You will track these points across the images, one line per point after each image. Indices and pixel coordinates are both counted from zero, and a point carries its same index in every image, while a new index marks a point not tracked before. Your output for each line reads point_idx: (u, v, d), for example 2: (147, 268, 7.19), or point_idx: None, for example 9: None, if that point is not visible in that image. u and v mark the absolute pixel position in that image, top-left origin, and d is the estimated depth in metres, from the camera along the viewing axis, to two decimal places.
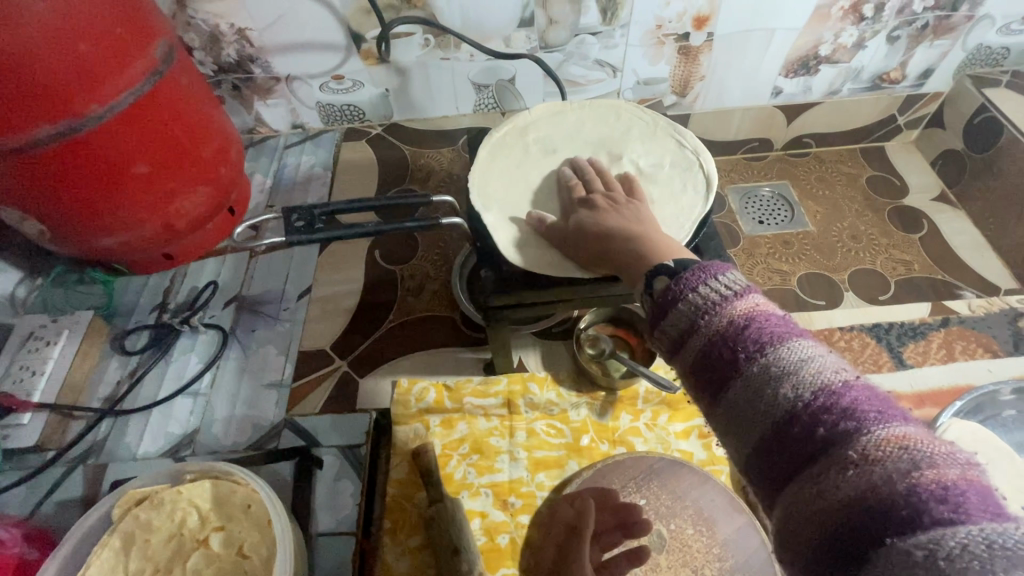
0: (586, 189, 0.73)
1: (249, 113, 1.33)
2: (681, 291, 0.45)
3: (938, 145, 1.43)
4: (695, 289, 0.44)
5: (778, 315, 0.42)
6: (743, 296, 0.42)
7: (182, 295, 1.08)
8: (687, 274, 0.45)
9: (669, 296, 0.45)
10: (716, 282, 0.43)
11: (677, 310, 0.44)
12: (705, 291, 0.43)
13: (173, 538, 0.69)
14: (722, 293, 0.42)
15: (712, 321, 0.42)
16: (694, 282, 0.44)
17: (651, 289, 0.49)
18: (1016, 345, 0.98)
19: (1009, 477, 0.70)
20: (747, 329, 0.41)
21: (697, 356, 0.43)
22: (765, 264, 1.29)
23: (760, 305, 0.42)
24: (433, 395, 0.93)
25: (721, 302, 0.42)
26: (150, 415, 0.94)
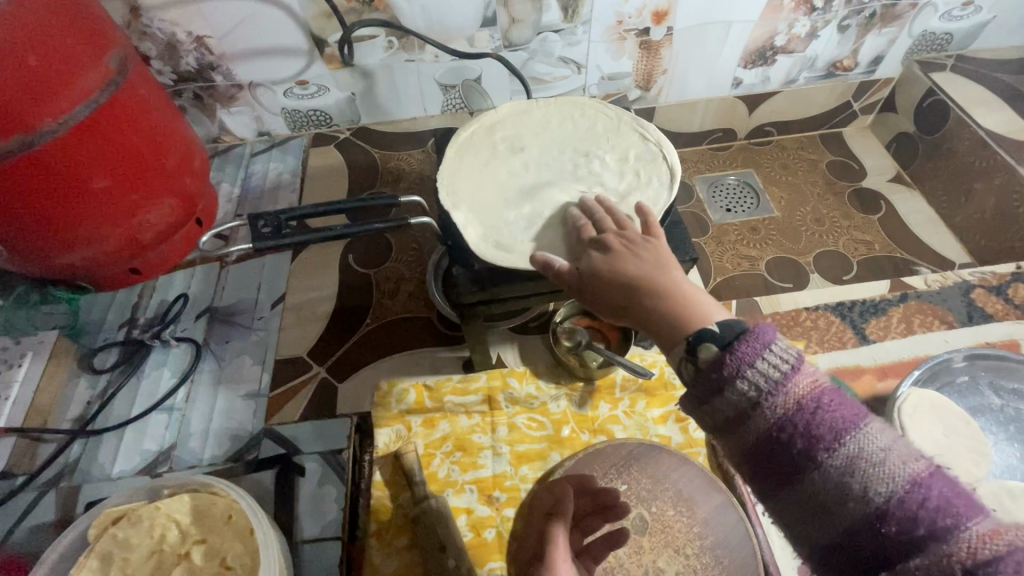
0: (596, 230, 0.67)
1: (212, 122, 1.31)
2: (735, 370, 0.44)
3: (892, 128, 1.49)
4: (752, 364, 0.43)
5: (838, 393, 0.44)
6: (803, 374, 0.43)
7: (151, 310, 1.06)
8: (736, 348, 0.45)
9: (722, 373, 0.44)
10: (772, 356, 0.44)
11: (732, 390, 0.44)
12: (765, 370, 0.43)
13: (153, 555, 0.68)
14: (781, 373, 0.43)
15: (778, 406, 0.43)
16: (750, 356, 0.44)
17: (693, 356, 0.47)
18: (969, 315, 1.03)
19: (966, 440, 0.74)
20: (824, 417, 0.42)
21: (761, 440, 0.44)
22: (734, 251, 1.33)
23: (821, 384, 0.43)
24: (413, 396, 0.93)
25: (781, 382, 0.43)
26: (123, 433, 0.92)
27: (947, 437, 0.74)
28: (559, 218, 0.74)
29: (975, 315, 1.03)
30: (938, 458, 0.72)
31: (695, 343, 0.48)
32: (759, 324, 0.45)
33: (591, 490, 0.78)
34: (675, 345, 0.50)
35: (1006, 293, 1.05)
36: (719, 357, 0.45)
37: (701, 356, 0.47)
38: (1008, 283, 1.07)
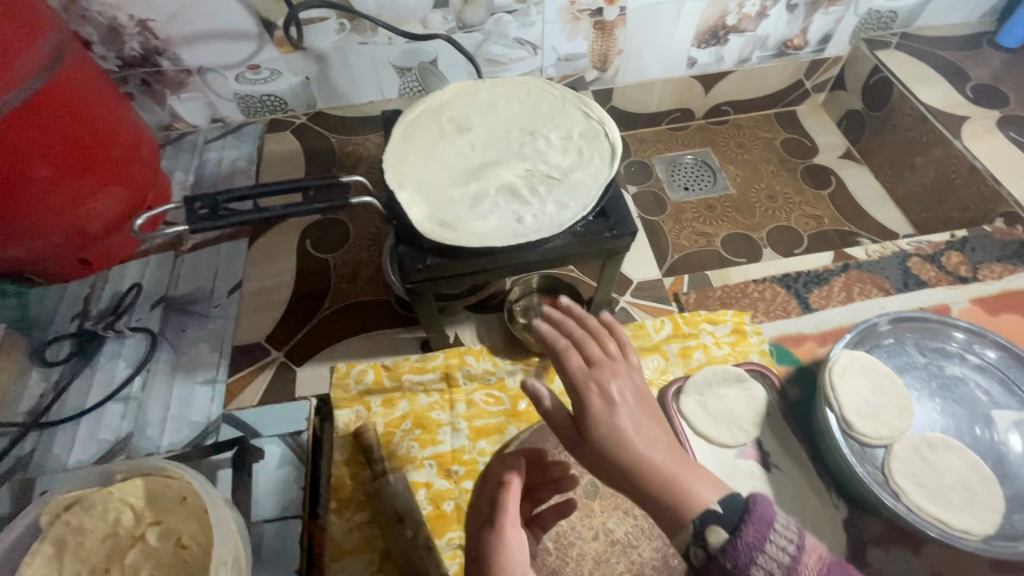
0: (577, 353, 0.63)
1: (163, 109, 1.28)
2: (750, 555, 0.48)
3: (842, 106, 1.53)
4: (761, 550, 0.48)
5: (829, 557, 0.50)
6: (805, 552, 0.49)
7: (104, 301, 1.05)
8: (745, 533, 0.49)
9: (737, 563, 0.48)
10: (776, 538, 0.49)
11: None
12: (778, 556, 0.48)
13: (108, 539, 0.68)
14: (786, 548, 0.48)
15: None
16: (757, 542, 0.48)
17: (701, 541, 0.50)
18: (904, 283, 1.09)
19: (890, 397, 0.79)
20: None
21: None
22: (691, 228, 1.35)
23: (817, 553, 0.49)
24: (372, 376, 0.95)
25: (788, 558, 0.48)
26: (78, 424, 0.92)
27: (873, 395, 0.79)
28: (504, 195, 0.76)
29: (910, 283, 1.09)
30: (861, 414, 0.77)
31: (701, 527, 0.51)
32: (757, 501, 0.50)
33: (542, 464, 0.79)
34: (675, 540, 0.52)
35: (940, 261, 1.11)
36: (728, 548, 0.49)
37: (709, 540, 0.50)
38: (942, 252, 1.12)
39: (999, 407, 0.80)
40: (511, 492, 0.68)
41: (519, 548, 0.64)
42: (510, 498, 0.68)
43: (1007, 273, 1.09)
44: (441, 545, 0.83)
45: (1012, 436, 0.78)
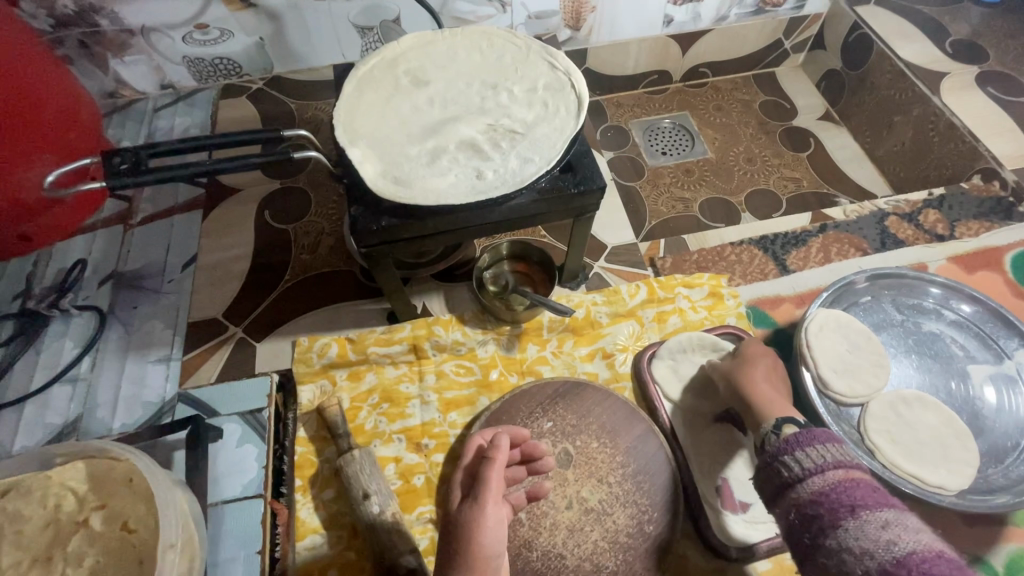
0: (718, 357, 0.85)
1: (106, 74, 1.19)
2: (796, 444, 0.61)
3: (821, 66, 1.48)
4: (801, 448, 0.61)
5: (867, 486, 0.56)
6: (836, 466, 0.58)
7: (47, 279, 0.98)
8: (805, 432, 0.62)
9: (778, 452, 0.62)
10: (816, 447, 0.60)
11: (782, 460, 0.61)
12: (819, 455, 0.59)
13: (49, 526, 0.64)
14: (835, 458, 0.59)
15: (827, 477, 0.57)
16: (801, 442, 0.61)
17: (779, 430, 0.65)
18: (881, 242, 1.07)
19: (867, 354, 0.77)
20: (834, 499, 0.55)
21: (794, 506, 0.58)
22: (668, 194, 1.30)
23: (850, 472, 0.57)
24: (336, 349, 0.90)
25: (819, 462, 0.59)
26: (23, 408, 0.87)
27: (850, 352, 0.77)
28: (464, 151, 0.71)
29: (887, 242, 1.07)
30: (839, 372, 0.76)
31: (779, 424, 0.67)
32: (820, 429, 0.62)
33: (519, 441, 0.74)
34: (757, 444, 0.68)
35: (917, 219, 1.10)
36: (778, 443, 0.64)
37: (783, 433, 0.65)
38: (919, 210, 1.11)
39: (974, 361, 0.79)
40: (497, 464, 0.62)
41: (499, 525, 0.59)
42: (497, 471, 0.62)
43: (983, 231, 1.08)
44: (411, 519, 0.80)
45: (987, 389, 0.77)
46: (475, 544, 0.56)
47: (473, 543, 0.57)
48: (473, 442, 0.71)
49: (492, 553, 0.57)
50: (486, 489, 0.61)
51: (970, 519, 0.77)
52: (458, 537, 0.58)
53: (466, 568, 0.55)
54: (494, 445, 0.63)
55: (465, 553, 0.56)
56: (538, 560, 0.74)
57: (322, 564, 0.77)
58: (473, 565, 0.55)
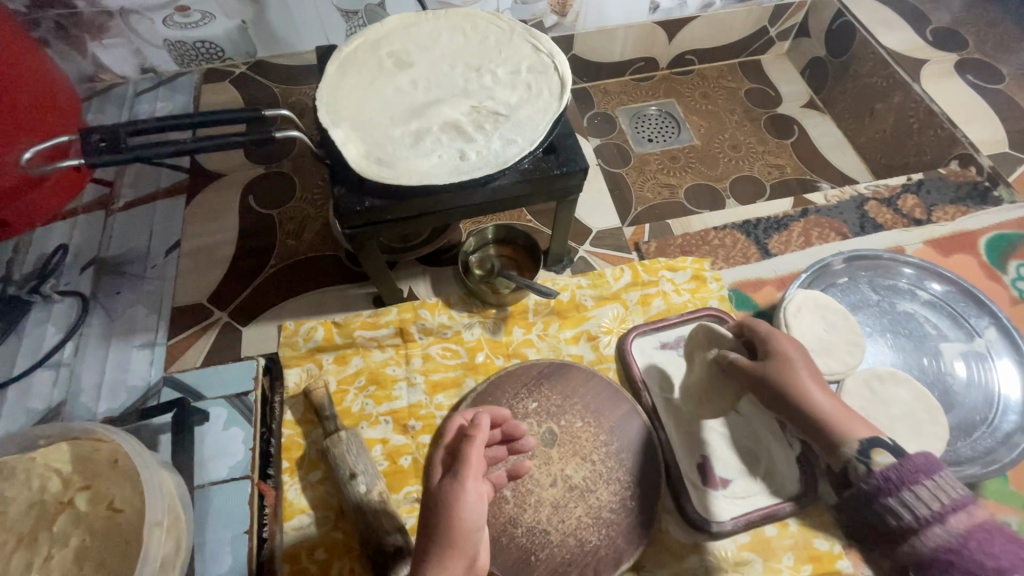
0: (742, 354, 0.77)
1: (85, 57, 1.16)
2: (903, 482, 0.57)
3: (806, 53, 1.47)
4: (911, 489, 0.56)
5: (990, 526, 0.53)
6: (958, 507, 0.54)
7: (28, 265, 0.97)
8: (907, 464, 0.57)
9: (878, 490, 0.58)
10: (930, 485, 0.55)
11: (889, 500, 0.57)
12: (932, 497, 0.55)
13: (34, 507, 0.64)
14: (952, 499, 0.54)
15: (950, 526, 0.53)
16: (909, 482, 0.56)
17: (867, 458, 0.60)
18: (861, 227, 1.09)
19: (844, 333, 0.79)
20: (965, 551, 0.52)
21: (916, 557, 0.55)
22: (654, 180, 1.30)
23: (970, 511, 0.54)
24: (322, 333, 0.91)
25: (939, 505, 0.54)
26: (5, 393, 0.86)
27: (828, 332, 0.79)
28: (448, 133, 0.71)
29: (866, 226, 1.10)
30: (816, 351, 0.77)
31: (867, 449, 0.61)
32: (925, 458, 0.57)
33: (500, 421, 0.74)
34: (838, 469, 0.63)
35: (896, 204, 1.12)
36: (876, 479, 0.59)
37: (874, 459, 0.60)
38: (898, 195, 1.13)
39: (946, 339, 0.81)
40: (477, 444, 0.61)
41: (479, 501, 0.59)
42: (477, 449, 0.62)
43: (959, 215, 1.11)
44: (398, 499, 0.82)
45: (958, 365, 0.79)
46: (454, 519, 0.57)
47: (452, 519, 0.57)
48: (454, 423, 0.71)
49: (472, 528, 0.57)
50: (467, 466, 0.61)
51: None
52: (436, 514, 0.58)
53: (445, 543, 0.55)
54: (473, 425, 0.63)
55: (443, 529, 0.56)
56: (522, 536, 0.75)
57: (309, 545, 0.77)
58: (453, 540, 0.56)
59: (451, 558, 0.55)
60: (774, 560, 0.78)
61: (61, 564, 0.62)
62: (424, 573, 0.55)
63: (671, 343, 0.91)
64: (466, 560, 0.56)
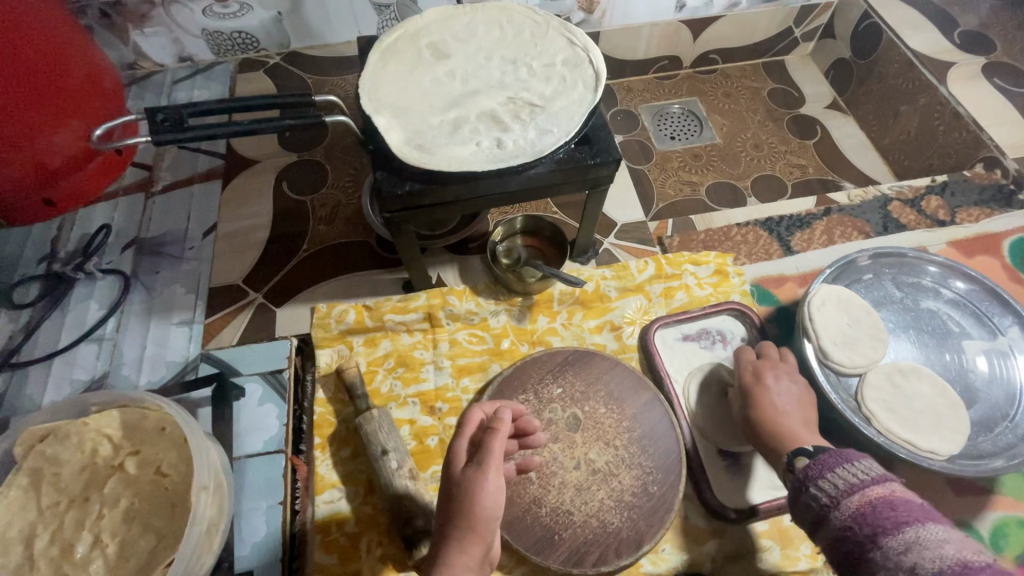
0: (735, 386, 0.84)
1: (126, 45, 1.20)
2: (811, 478, 0.63)
3: (830, 55, 1.47)
4: (820, 479, 0.62)
5: (891, 506, 0.56)
6: (852, 493, 0.58)
7: (72, 243, 1.01)
8: (816, 462, 0.63)
9: (805, 478, 0.63)
10: (830, 477, 0.61)
11: (813, 489, 0.62)
12: (834, 485, 0.60)
13: (86, 469, 0.68)
14: (848, 484, 0.59)
15: (845, 508, 0.58)
16: (823, 469, 0.62)
17: (791, 467, 0.66)
18: (883, 227, 1.10)
19: (868, 328, 0.80)
20: (856, 523, 0.56)
21: (834, 539, 0.58)
22: (676, 177, 1.30)
23: (872, 493, 0.57)
24: (353, 316, 0.93)
25: (835, 496, 0.59)
26: (51, 365, 0.90)
27: (852, 328, 0.80)
28: (484, 122, 0.74)
29: (889, 227, 1.10)
30: (840, 345, 0.79)
31: (792, 459, 0.67)
32: (834, 452, 0.63)
33: (518, 416, 0.76)
34: (784, 460, 0.69)
35: (919, 205, 1.13)
36: (802, 472, 0.64)
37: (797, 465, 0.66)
38: (922, 197, 1.14)
39: (969, 337, 0.82)
40: (498, 442, 0.62)
41: (499, 491, 0.60)
42: (500, 441, 0.63)
43: (983, 217, 1.11)
44: (425, 478, 0.84)
45: (980, 361, 0.80)
46: (475, 507, 0.58)
47: (472, 506, 0.58)
48: (474, 414, 0.71)
49: (492, 515, 0.59)
50: (490, 457, 0.62)
51: (958, 488, 0.81)
52: (458, 499, 0.60)
53: (464, 528, 0.58)
54: (497, 421, 0.64)
55: (463, 515, 0.58)
56: (546, 516, 0.78)
57: (340, 517, 0.80)
58: (473, 527, 0.58)
59: (470, 542, 0.57)
60: (792, 548, 0.79)
61: (111, 524, 0.65)
62: (442, 556, 0.57)
63: (692, 336, 0.94)
64: (484, 546, 0.58)
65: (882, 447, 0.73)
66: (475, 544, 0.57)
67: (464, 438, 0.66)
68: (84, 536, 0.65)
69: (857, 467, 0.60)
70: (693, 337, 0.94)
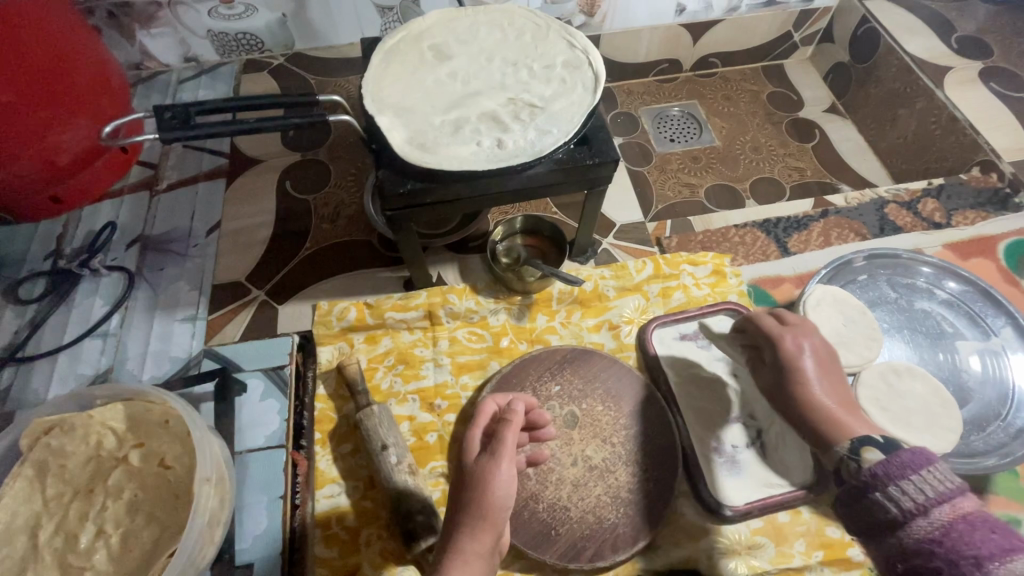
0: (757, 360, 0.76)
1: (133, 45, 1.22)
2: (890, 477, 0.52)
3: (829, 59, 1.48)
4: (898, 480, 0.52)
5: (986, 523, 0.48)
6: (944, 505, 0.49)
7: (78, 240, 1.02)
8: (894, 458, 0.53)
9: (877, 478, 0.53)
10: (913, 483, 0.51)
11: (885, 492, 0.52)
12: (920, 490, 0.50)
13: (91, 461, 0.69)
14: (938, 492, 0.49)
15: (933, 519, 0.49)
16: (903, 469, 0.52)
17: (857, 455, 0.57)
18: (880, 229, 1.11)
19: (862, 328, 0.81)
20: (952, 542, 0.48)
21: (908, 552, 0.50)
22: (676, 179, 1.31)
23: (964, 505, 0.49)
24: (354, 313, 0.94)
25: (920, 504, 0.50)
26: (56, 360, 0.91)
27: (847, 327, 0.81)
28: (485, 122, 0.75)
29: (885, 229, 1.12)
30: (834, 344, 0.80)
31: (856, 446, 0.59)
32: (912, 449, 0.53)
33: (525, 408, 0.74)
34: (840, 449, 0.60)
35: (916, 208, 1.14)
36: (869, 469, 0.54)
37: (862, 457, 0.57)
38: (918, 199, 1.15)
39: (963, 337, 0.83)
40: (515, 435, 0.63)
41: (511, 482, 0.60)
42: (513, 433, 0.63)
43: (979, 220, 1.12)
44: (424, 473, 0.85)
45: (973, 361, 0.81)
46: (488, 495, 0.59)
47: (486, 494, 0.59)
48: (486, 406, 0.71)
49: (503, 505, 0.59)
50: (503, 447, 0.62)
51: None
52: (471, 487, 0.60)
53: (478, 516, 0.57)
54: (511, 412, 0.65)
55: (477, 502, 0.58)
56: (543, 511, 0.79)
57: (339, 512, 0.81)
58: (486, 516, 0.58)
59: (482, 531, 0.57)
60: (787, 545, 0.80)
61: (115, 515, 0.67)
62: (454, 544, 0.57)
63: (689, 335, 0.95)
64: (495, 535, 0.58)
65: None
66: (487, 532, 0.57)
67: (478, 429, 0.67)
68: (88, 526, 0.66)
69: (942, 470, 0.51)
70: (689, 336, 0.94)
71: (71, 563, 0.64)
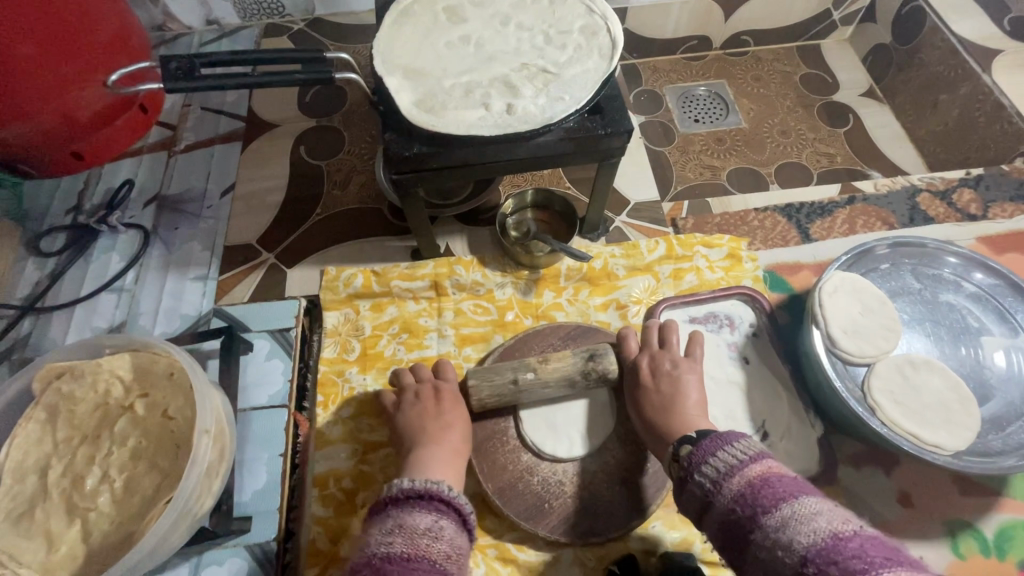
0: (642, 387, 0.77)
1: (155, 5, 1.22)
2: (694, 464, 0.62)
3: (869, 40, 1.40)
4: (709, 459, 0.61)
5: (782, 480, 0.56)
6: (744, 467, 0.58)
7: (97, 198, 1.04)
8: (700, 447, 0.62)
9: (692, 467, 0.62)
10: (720, 455, 0.60)
11: (698, 476, 0.61)
12: (717, 465, 0.60)
13: (99, 408, 0.71)
14: (731, 465, 0.59)
15: (727, 490, 0.57)
16: (711, 450, 0.61)
17: (677, 455, 0.65)
18: (909, 220, 1.07)
19: (881, 318, 0.78)
20: (744, 500, 0.55)
21: (723, 521, 0.57)
22: (697, 160, 1.26)
23: (765, 469, 0.57)
24: (361, 280, 0.95)
25: (726, 473, 0.58)
26: (73, 311, 0.94)
27: (863, 317, 0.78)
28: (496, 88, 0.73)
29: (915, 219, 1.07)
30: (847, 330, 0.77)
31: (678, 448, 0.65)
32: (719, 433, 0.63)
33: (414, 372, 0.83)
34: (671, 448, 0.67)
35: (951, 198, 1.08)
36: (690, 456, 0.63)
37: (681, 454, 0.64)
38: (954, 189, 1.09)
39: (989, 333, 0.79)
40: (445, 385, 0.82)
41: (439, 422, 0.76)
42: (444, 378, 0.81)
43: (1018, 213, 1.06)
44: None
45: (998, 357, 0.77)
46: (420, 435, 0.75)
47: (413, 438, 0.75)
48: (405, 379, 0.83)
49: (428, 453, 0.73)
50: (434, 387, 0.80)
51: (963, 486, 0.80)
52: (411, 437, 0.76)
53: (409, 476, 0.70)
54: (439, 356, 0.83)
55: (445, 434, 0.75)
56: (538, 484, 0.78)
57: (336, 474, 0.81)
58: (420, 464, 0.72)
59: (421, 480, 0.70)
60: None
61: (119, 460, 0.69)
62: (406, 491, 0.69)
63: (699, 319, 0.92)
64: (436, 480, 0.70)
65: (884, 437, 0.70)
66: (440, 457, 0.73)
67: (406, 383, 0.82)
68: (93, 470, 0.68)
69: (744, 442, 0.61)
70: (696, 353, 0.81)
71: (76, 504, 0.66)
